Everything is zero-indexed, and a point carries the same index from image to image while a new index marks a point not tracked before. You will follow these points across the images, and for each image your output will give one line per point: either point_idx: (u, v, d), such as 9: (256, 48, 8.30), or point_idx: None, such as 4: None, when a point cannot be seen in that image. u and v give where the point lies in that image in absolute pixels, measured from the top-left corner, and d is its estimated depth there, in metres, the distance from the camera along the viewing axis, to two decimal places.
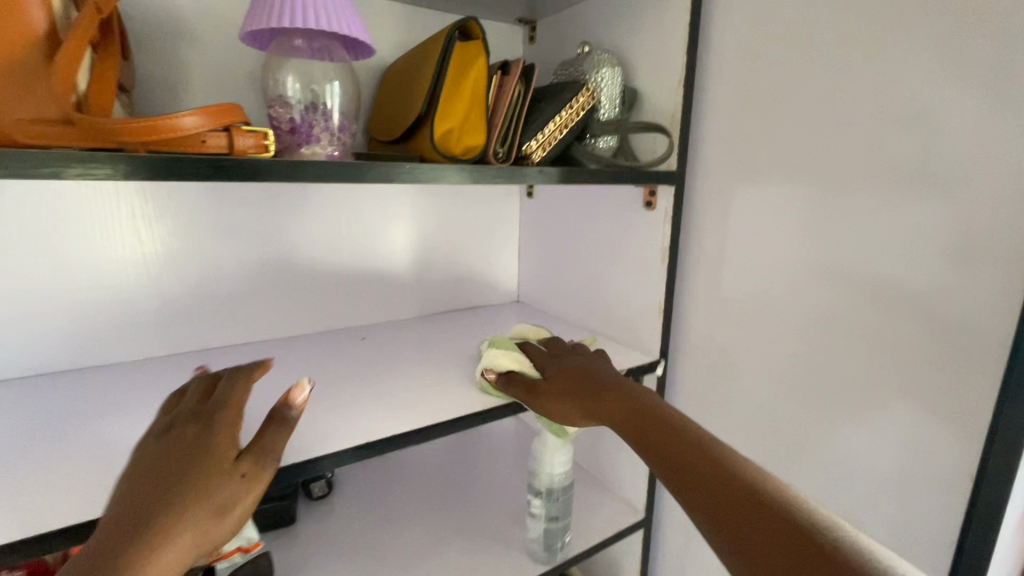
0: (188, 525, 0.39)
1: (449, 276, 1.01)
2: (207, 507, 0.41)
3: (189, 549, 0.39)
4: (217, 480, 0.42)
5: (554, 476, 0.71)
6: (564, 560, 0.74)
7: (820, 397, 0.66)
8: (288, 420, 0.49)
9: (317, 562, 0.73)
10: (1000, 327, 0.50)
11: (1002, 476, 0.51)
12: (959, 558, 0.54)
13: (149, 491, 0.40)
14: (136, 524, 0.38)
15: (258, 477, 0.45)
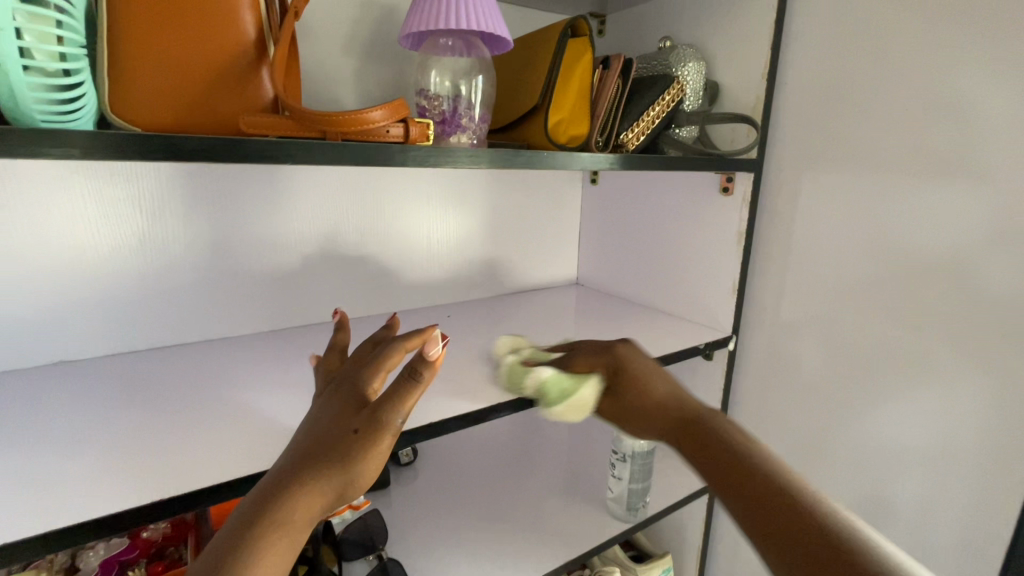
0: (315, 476, 0.40)
1: (516, 262, 1.07)
2: (331, 461, 0.41)
3: (320, 501, 0.40)
4: (340, 436, 0.42)
5: (637, 441, 0.76)
6: (642, 519, 0.80)
7: (885, 375, 0.70)
8: (412, 374, 0.44)
9: (414, 524, 0.80)
10: None
11: None
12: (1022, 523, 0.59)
13: (297, 449, 0.42)
14: (280, 480, 0.40)
15: (379, 435, 0.43)
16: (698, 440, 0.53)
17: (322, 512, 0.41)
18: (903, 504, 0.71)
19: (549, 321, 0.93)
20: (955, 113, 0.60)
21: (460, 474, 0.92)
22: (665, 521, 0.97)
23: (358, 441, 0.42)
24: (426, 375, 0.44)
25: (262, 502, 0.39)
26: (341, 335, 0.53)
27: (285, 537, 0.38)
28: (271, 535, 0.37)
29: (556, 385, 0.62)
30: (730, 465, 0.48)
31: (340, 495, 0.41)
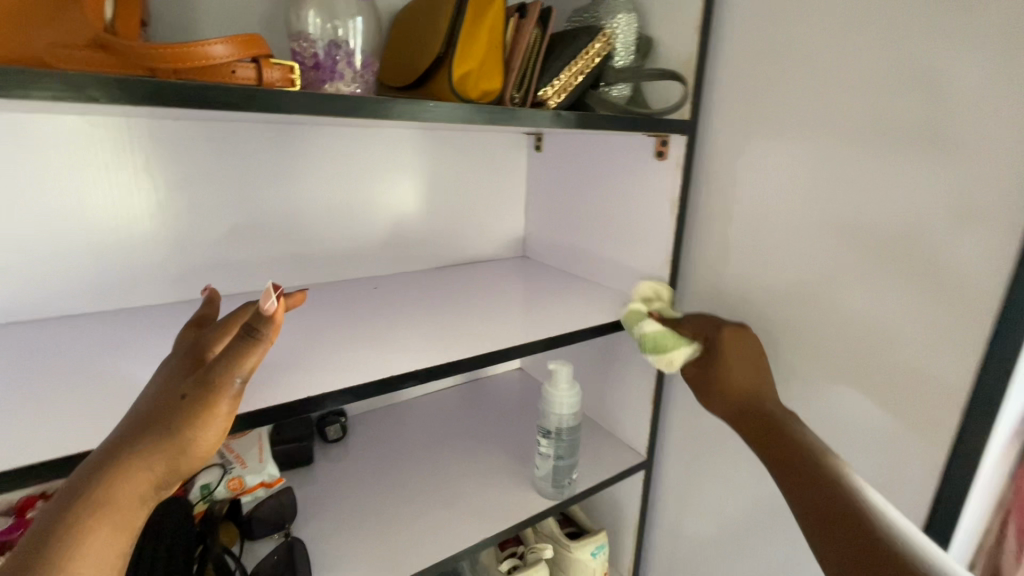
0: (134, 453, 0.37)
1: (459, 230, 1.02)
2: (154, 435, 0.38)
3: (143, 477, 0.37)
4: (169, 403, 0.39)
5: (563, 417, 0.72)
6: (570, 496, 0.78)
7: (816, 351, 0.67)
8: (247, 331, 0.40)
9: (334, 503, 0.77)
10: (990, 285, 0.52)
11: (980, 428, 0.54)
12: (939, 501, 0.58)
13: (126, 421, 0.39)
14: (99, 459, 0.37)
15: (211, 398, 0.39)
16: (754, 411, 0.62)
17: (151, 489, 0.38)
18: None
19: (485, 292, 0.89)
20: (913, 66, 0.55)
21: (394, 451, 0.88)
22: (605, 497, 0.95)
23: (186, 407, 0.39)
24: (267, 332, 0.41)
25: (77, 485, 0.36)
26: (207, 310, 0.49)
27: (103, 521, 0.35)
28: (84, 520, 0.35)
29: (659, 338, 0.69)
30: (770, 437, 0.58)
31: (172, 471, 0.38)
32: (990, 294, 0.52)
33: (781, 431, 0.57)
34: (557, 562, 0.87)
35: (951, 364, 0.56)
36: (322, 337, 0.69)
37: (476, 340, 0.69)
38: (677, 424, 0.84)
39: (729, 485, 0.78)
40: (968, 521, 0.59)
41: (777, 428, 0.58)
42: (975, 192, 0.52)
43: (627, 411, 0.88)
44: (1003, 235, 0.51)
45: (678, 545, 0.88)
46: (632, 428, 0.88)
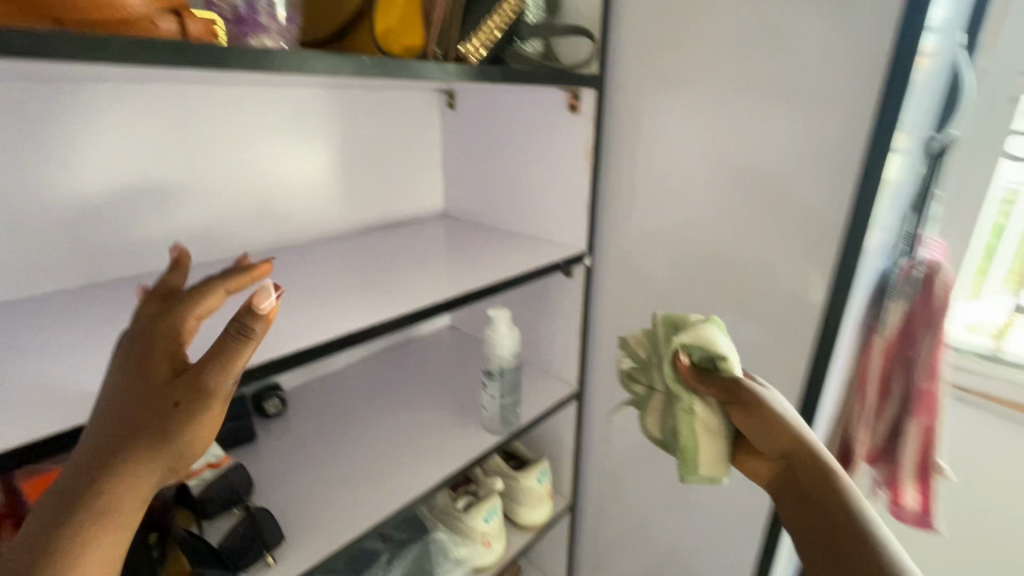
0: (133, 464, 0.35)
1: (379, 191, 1.01)
2: (148, 443, 0.36)
3: (149, 481, 0.36)
4: (158, 411, 0.36)
5: (503, 358, 0.78)
6: (517, 428, 0.84)
7: (713, 275, 0.79)
8: (239, 331, 0.39)
9: (286, 474, 0.77)
10: (840, 207, 0.65)
11: (835, 323, 0.68)
12: (808, 386, 0.72)
13: (103, 435, 0.36)
14: (89, 480, 0.35)
15: (206, 403, 0.38)
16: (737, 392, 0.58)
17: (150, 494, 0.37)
18: None
19: (415, 251, 0.90)
20: (779, 23, 0.65)
21: (338, 417, 0.89)
22: (543, 430, 1.04)
23: (182, 417, 0.37)
24: (259, 331, 0.39)
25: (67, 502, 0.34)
26: (175, 274, 0.46)
27: (110, 529, 0.34)
28: (86, 535, 0.33)
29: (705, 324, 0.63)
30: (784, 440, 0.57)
31: (172, 472, 0.37)
32: (840, 213, 0.65)
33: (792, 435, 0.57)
34: (507, 492, 0.95)
35: (814, 273, 0.69)
36: (257, 307, 0.67)
37: (418, 294, 0.71)
38: (602, 354, 0.94)
39: None
40: (827, 397, 0.75)
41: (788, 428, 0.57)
42: (825, 130, 0.64)
43: (557, 348, 0.97)
44: (846, 165, 0.64)
45: (609, 460, 0.99)
46: (563, 364, 0.97)
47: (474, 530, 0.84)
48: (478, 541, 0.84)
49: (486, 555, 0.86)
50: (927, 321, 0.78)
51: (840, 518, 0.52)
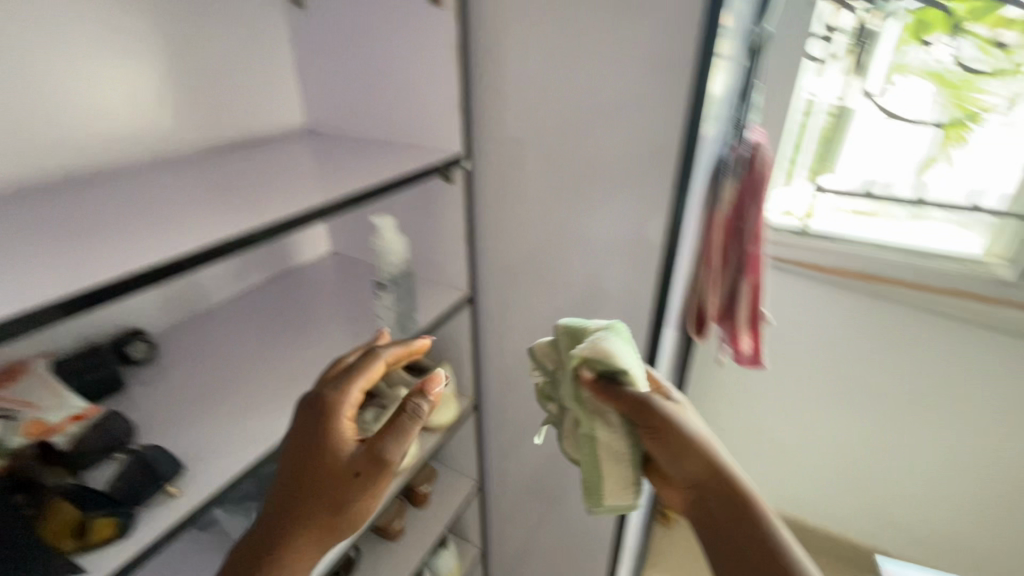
0: (310, 525, 0.62)
1: (228, 105, 0.90)
2: (325, 509, 0.63)
3: (317, 527, 0.63)
4: (342, 474, 0.63)
5: (393, 266, 0.78)
6: (417, 331, 0.85)
7: (581, 167, 0.84)
8: (411, 416, 0.66)
9: (171, 415, 0.72)
10: (682, 90, 0.72)
11: (682, 198, 0.77)
12: (665, 258, 0.82)
13: (296, 496, 0.63)
14: (290, 522, 0.62)
15: (374, 482, 0.64)
16: (649, 412, 0.69)
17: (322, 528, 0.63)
18: (598, 266, 0.90)
19: (281, 166, 0.83)
20: None
21: (220, 354, 0.83)
22: (441, 337, 1.08)
23: (355, 489, 0.63)
24: (423, 408, 0.67)
25: (278, 529, 0.62)
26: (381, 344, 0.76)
27: (305, 544, 0.63)
28: (291, 549, 0.62)
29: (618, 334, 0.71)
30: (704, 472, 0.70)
31: (334, 516, 0.63)
32: (682, 96, 0.72)
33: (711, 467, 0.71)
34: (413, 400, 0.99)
35: (663, 154, 0.77)
36: (93, 232, 0.58)
37: (292, 203, 0.67)
38: (489, 256, 0.98)
39: (538, 293, 0.97)
40: (680, 266, 0.87)
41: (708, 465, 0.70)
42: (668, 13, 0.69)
43: (445, 256, 0.99)
44: (685, 47, 0.70)
45: (506, 354, 1.07)
46: (452, 270, 1.00)
47: None
48: None
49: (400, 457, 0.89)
50: (753, 193, 0.92)
51: (740, 543, 0.68)
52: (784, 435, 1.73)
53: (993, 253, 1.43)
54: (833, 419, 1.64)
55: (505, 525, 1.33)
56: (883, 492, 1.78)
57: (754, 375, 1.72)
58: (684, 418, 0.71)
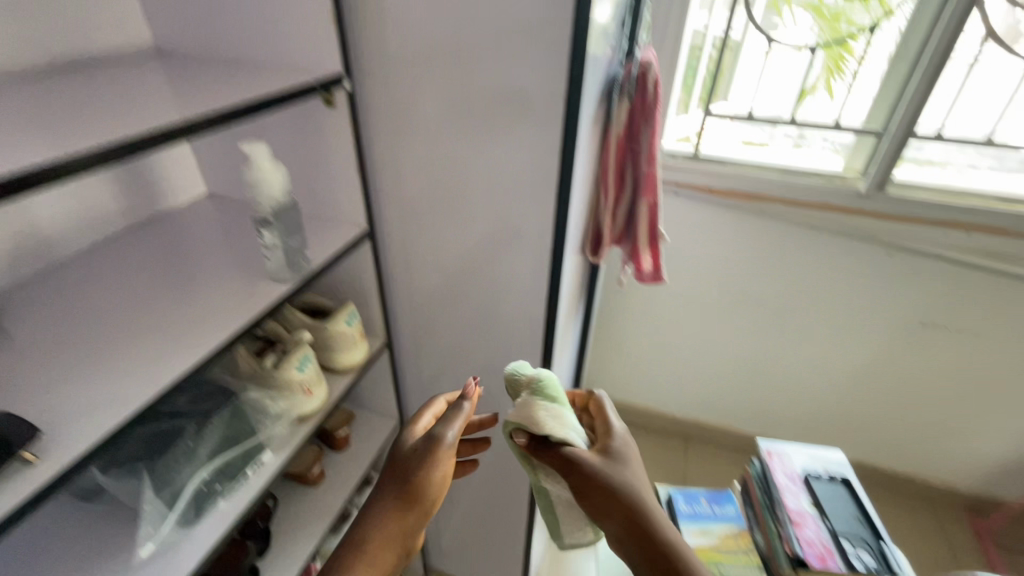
0: (387, 504, 0.79)
1: (43, 15, 0.74)
2: (396, 489, 0.79)
3: (395, 511, 0.79)
4: (407, 458, 0.81)
5: (274, 198, 0.72)
6: (310, 271, 0.81)
7: (470, 86, 0.79)
8: (456, 406, 0.84)
9: (21, 383, 0.63)
10: None
11: (574, 116, 0.76)
12: (562, 178, 0.81)
13: (380, 487, 0.81)
14: (374, 509, 0.79)
15: (432, 457, 0.80)
16: (575, 470, 0.75)
17: (400, 511, 0.79)
18: (496, 193, 0.87)
19: (124, 87, 0.71)
20: None
21: (79, 312, 0.73)
22: (344, 277, 1.03)
23: (418, 462, 0.80)
24: (468, 403, 0.84)
25: (364, 518, 0.79)
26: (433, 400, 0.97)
27: (389, 527, 0.78)
28: (374, 530, 0.78)
29: (551, 388, 0.79)
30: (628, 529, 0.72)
31: (406, 498, 0.79)
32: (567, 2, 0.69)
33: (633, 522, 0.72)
34: (319, 344, 0.95)
35: (551, 68, 0.74)
36: None
37: (132, 125, 0.58)
38: (385, 188, 0.93)
39: (440, 224, 0.94)
40: (577, 188, 0.88)
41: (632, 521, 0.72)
42: None
43: (338, 188, 0.93)
44: None
45: (415, 290, 1.05)
46: (348, 204, 0.94)
47: (290, 381, 0.83)
48: (296, 391, 0.84)
49: (309, 402, 0.86)
50: (644, 114, 0.95)
51: None
52: (683, 334, 2.00)
53: (851, 168, 1.63)
54: (722, 318, 1.92)
55: None
56: (768, 386, 2.04)
57: (658, 290, 1.93)
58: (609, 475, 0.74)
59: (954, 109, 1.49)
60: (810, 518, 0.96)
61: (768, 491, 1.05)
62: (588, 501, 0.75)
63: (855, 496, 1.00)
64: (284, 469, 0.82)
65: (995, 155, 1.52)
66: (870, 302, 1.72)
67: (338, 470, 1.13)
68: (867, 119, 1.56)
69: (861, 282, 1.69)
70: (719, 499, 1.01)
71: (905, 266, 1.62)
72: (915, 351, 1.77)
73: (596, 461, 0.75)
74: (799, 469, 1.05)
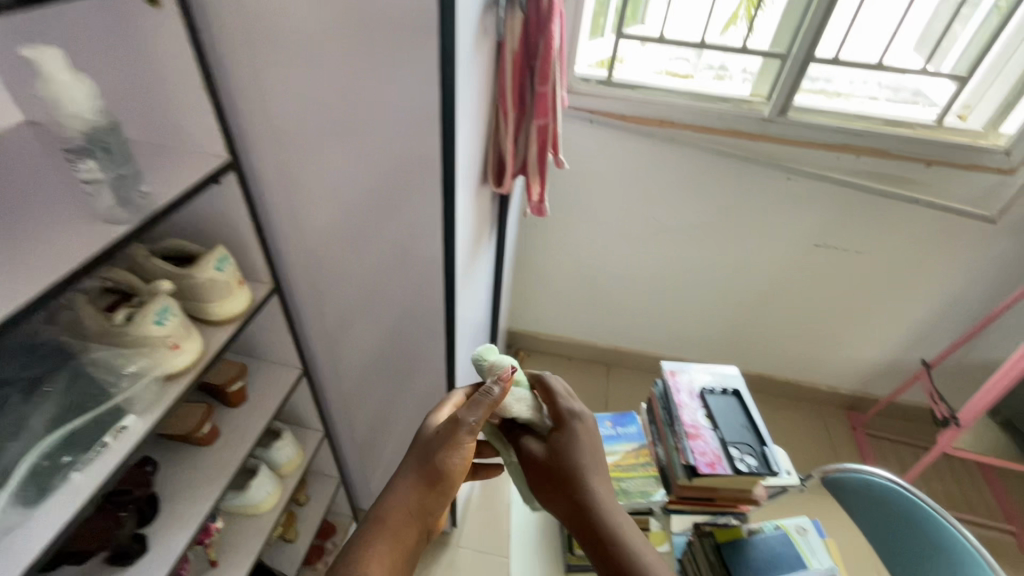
0: (409, 487, 0.71)
1: None
2: (419, 473, 0.72)
3: (416, 494, 0.71)
4: (432, 440, 0.73)
5: (85, 116, 0.60)
6: (154, 212, 0.69)
7: None
8: (484, 391, 0.74)
9: None
10: None
11: (451, 22, 0.64)
12: (445, 96, 0.71)
13: (405, 470, 0.73)
14: (397, 492, 0.71)
15: (455, 440, 0.72)
16: (525, 459, 0.77)
17: (420, 496, 0.71)
18: (373, 115, 0.77)
19: None
20: None
21: None
22: (214, 216, 0.91)
23: (442, 446, 0.72)
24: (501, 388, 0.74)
25: (386, 501, 0.71)
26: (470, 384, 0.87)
27: (408, 512, 0.70)
28: (394, 516, 0.70)
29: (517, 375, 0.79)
30: (570, 516, 0.72)
31: (430, 484, 0.71)
32: None
33: (574, 511, 0.72)
34: (187, 293, 0.84)
35: None
36: None
37: None
38: (245, 110, 0.81)
39: (317, 152, 0.84)
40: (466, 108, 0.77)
41: (573, 509, 0.72)
42: None
43: (187, 111, 0.79)
44: None
45: (301, 227, 0.95)
46: (202, 131, 0.81)
47: (148, 336, 0.74)
48: (160, 346, 0.75)
49: (178, 357, 0.77)
50: (538, 26, 0.88)
51: None
52: (601, 265, 2.03)
53: (756, 93, 1.64)
54: (637, 248, 1.95)
55: (345, 403, 1.32)
56: (681, 311, 2.14)
57: (576, 223, 1.92)
58: (550, 464, 0.75)
59: (852, 31, 1.51)
60: (704, 430, 1.02)
61: (668, 409, 1.11)
62: (538, 489, 0.76)
63: (743, 406, 1.07)
64: (156, 431, 0.75)
65: (893, 84, 1.59)
66: (772, 226, 1.80)
67: (233, 425, 1.05)
68: (773, 42, 1.56)
69: (763, 207, 1.76)
70: (622, 420, 1.05)
71: (803, 189, 1.69)
72: (809, 270, 1.90)
73: (543, 452, 0.76)
74: (697, 386, 1.11)
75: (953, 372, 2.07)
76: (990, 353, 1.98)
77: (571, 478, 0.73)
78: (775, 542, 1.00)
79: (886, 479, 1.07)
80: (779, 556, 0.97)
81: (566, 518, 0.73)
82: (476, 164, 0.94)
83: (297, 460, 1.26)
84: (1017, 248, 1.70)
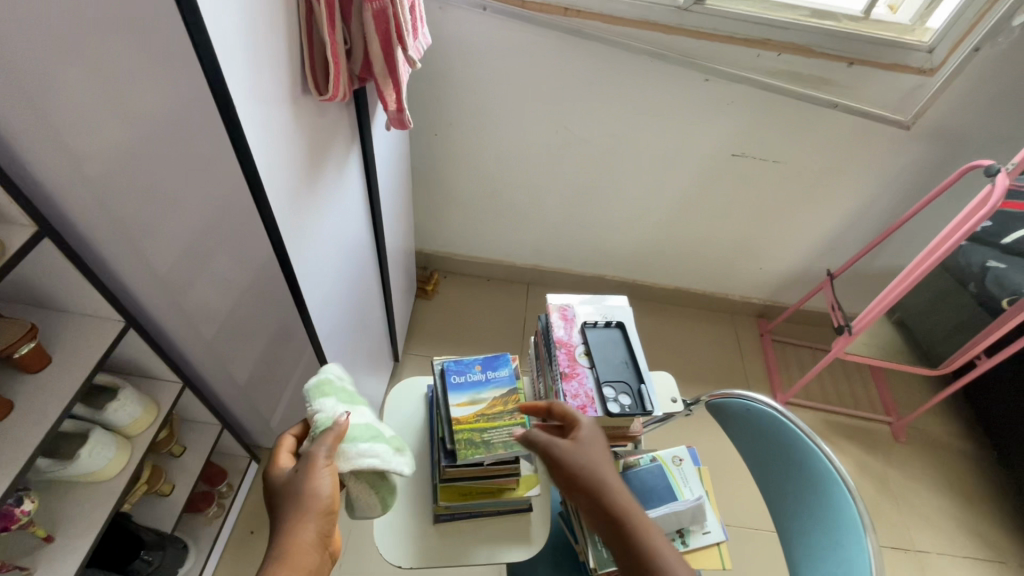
0: (292, 526, 0.60)
1: None
2: (293, 509, 0.61)
3: (302, 525, 0.60)
4: (293, 478, 0.63)
5: None
6: None
7: None
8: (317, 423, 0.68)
9: None
10: None
11: None
12: None
13: (277, 522, 0.61)
14: (279, 542, 0.59)
15: (313, 464, 0.63)
16: (548, 454, 0.77)
17: (311, 524, 0.60)
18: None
19: None
20: None
21: None
22: None
23: (304, 475, 0.63)
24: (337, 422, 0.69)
25: (273, 554, 0.58)
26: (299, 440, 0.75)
27: (303, 547, 0.59)
28: (285, 561, 0.57)
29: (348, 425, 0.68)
30: (596, 509, 0.73)
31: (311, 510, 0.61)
32: None
33: (599, 503, 0.73)
34: None
35: None
36: None
37: None
38: None
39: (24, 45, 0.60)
40: None
41: (598, 502, 0.73)
42: None
43: None
44: None
45: (53, 150, 0.73)
46: None
47: None
48: None
49: None
50: None
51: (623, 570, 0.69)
52: (511, 178, 1.86)
53: None
54: (548, 158, 1.78)
55: (199, 351, 1.16)
56: (599, 225, 2.04)
57: (478, 131, 1.71)
58: (575, 458, 0.75)
59: None
60: (580, 369, 0.95)
61: (547, 344, 1.02)
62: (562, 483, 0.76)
63: (626, 340, 1.00)
64: None
65: None
66: (688, 133, 1.66)
67: (36, 393, 0.90)
68: None
69: (679, 112, 1.60)
70: (493, 363, 0.96)
71: (720, 91, 1.54)
72: (726, 181, 1.81)
73: (568, 445, 0.77)
74: (579, 318, 1.02)
75: (856, 279, 2.13)
76: (891, 261, 2.02)
77: (596, 473, 0.75)
78: (649, 476, 0.99)
79: (768, 407, 1.04)
80: (650, 490, 0.97)
81: (589, 510, 0.74)
82: (283, 62, 0.73)
83: (148, 418, 1.13)
84: (928, 155, 1.66)
